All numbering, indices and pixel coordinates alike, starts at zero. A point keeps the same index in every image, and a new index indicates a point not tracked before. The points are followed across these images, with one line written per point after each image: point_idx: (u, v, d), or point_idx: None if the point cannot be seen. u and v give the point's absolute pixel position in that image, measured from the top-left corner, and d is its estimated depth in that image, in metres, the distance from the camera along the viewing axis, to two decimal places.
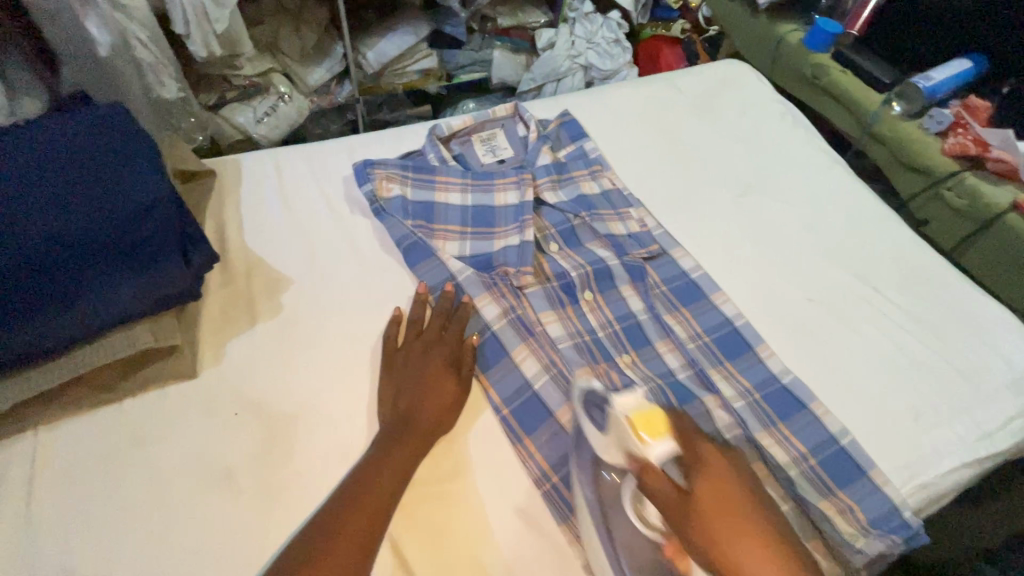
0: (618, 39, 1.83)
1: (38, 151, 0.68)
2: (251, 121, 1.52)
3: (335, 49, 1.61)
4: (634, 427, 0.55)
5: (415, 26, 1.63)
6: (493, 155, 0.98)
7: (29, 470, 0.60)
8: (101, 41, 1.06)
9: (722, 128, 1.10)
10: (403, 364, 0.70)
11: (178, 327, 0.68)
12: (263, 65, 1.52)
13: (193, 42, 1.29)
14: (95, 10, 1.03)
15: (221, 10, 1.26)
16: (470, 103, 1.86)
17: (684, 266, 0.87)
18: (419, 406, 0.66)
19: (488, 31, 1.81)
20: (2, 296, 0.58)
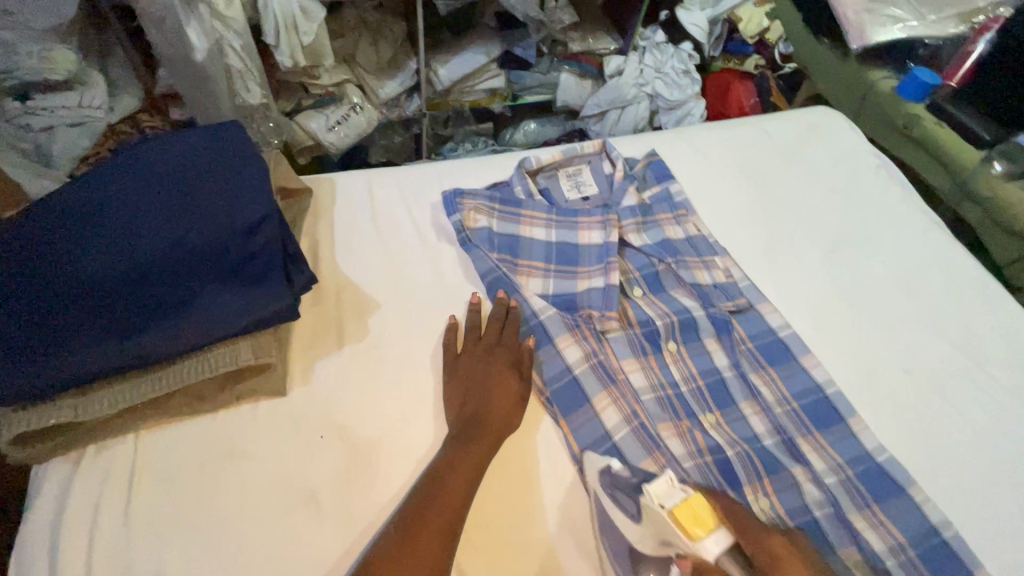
0: (688, 70, 1.82)
1: (157, 166, 0.72)
2: (323, 128, 1.58)
3: (408, 64, 1.63)
4: (680, 525, 0.56)
5: (487, 46, 1.66)
6: (579, 192, 0.97)
7: (130, 471, 0.62)
8: (198, 46, 1.22)
9: (814, 179, 1.06)
10: (461, 367, 0.72)
11: (275, 346, 0.69)
12: (340, 75, 1.56)
13: (280, 51, 1.34)
14: (197, 19, 1.19)
15: (310, 24, 1.33)
16: (532, 124, 1.92)
17: (772, 323, 0.83)
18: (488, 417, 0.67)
19: (556, 55, 1.79)
20: (128, 306, 0.62)
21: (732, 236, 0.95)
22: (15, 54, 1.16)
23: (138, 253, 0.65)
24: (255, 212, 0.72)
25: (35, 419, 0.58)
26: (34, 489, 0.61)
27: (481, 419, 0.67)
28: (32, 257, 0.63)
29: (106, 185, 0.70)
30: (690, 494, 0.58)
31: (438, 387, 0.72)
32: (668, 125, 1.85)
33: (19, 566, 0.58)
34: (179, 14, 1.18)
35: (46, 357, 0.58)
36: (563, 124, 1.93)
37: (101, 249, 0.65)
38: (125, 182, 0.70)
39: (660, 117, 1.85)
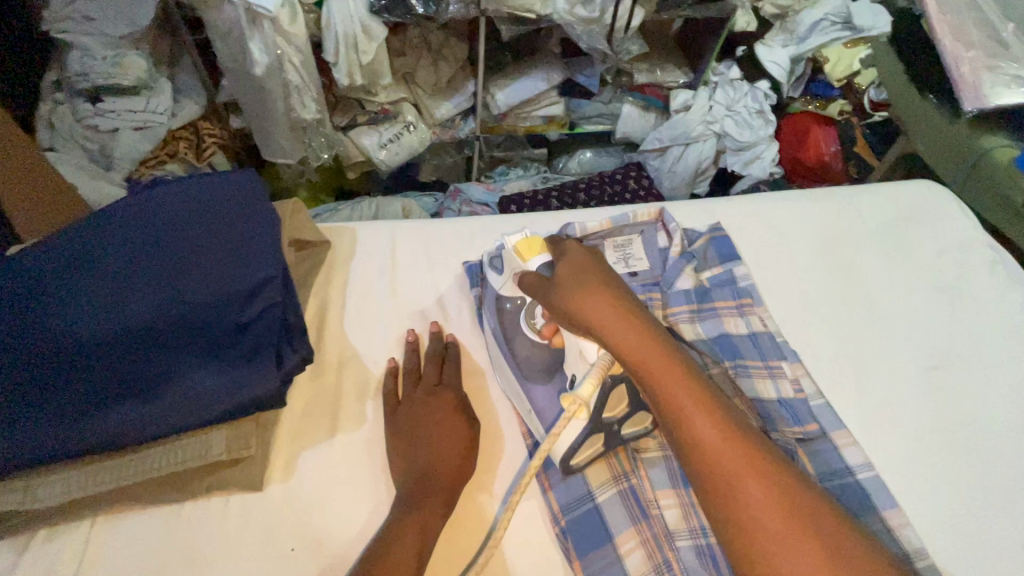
0: (762, 110, 1.64)
1: (155, 215, 0.66)
2: (376, 145, 1.53)
3: (467, 86, 1.54)
4: (517, 249, 0.66)
5: (548, 73, 1.54)
6: (626, 266, 0.84)
7: (76, 565, 0.55)
8: (259, 60, 1.22)
9: (911, 272, 0.90)
10: (404, 437, 0.64)
11: (256, 435, 0.61)
12: (396, 94, 1.50)
13: (339, 70, 1.29)
14: (260, 34, 1.18)
15: (371, 43, 1.28)
16: (587, 152, 1.81)
17: (850, 460, 0.69)
18: (427, 506, 0.58)
19: (620, 85, 1.65)
20: (97, 381, 0.56)
21: (805, 337, 0.81)
22: (91, 58, 1.24)
23: (116, 318, 0.59)
24: (258, 274, 0.65)
25: None
26: None
27: (418, 500, 0.59)
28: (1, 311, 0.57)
29: (95, 230, 0.63)
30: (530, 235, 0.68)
31: (380, 443, 0.66)
32: (734, 167, 1.70)
33: None
34: (244, 29, 1.18)
35: None
36: (620, 155, 1.82)
37: (78, 308, 0.58)
38: (117, 230, 0.64)
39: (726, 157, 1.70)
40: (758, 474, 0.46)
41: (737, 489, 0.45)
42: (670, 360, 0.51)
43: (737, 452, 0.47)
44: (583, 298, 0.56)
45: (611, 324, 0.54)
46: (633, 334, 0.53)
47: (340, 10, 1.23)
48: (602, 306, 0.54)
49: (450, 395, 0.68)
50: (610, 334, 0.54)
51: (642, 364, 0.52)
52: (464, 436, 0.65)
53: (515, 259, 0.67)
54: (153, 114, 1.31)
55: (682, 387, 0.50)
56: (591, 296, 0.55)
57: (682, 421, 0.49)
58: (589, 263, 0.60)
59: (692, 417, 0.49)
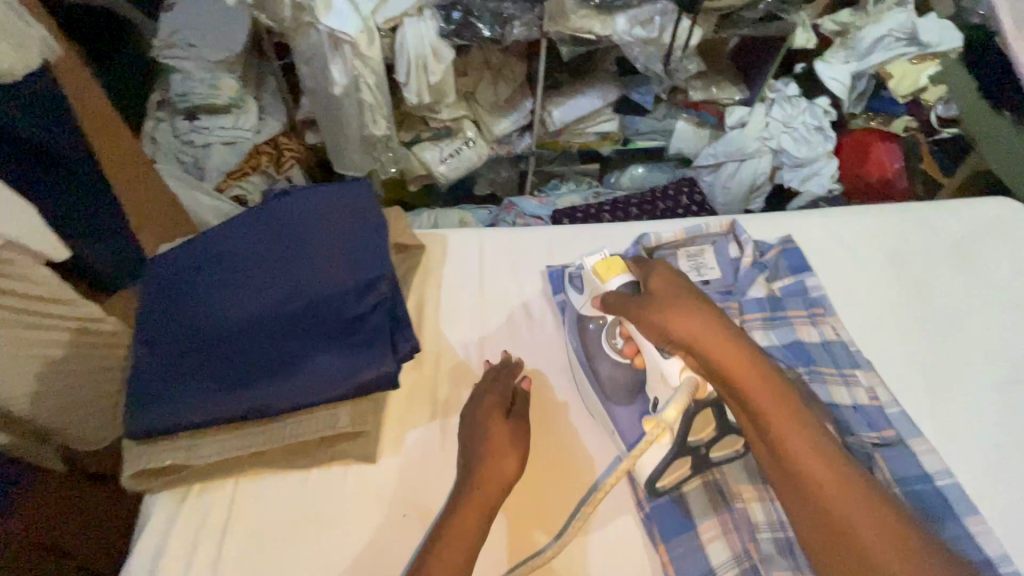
0: (821, 126, 1.66)
1: (287, 220, 0.77)
2: (436, 159, 1.63)
3: (524, 104, 1.61)
4: (596, 271, 0.69)
5: (603, 90, 1.61)
6: (698, 275, 0.88)
7: (225, 519, 0.64)
8: (338, 81, 1.34)
9: (990, 287, 0.90)
10: (468, 447, 0.67)
11: (373, 413, 0.69)
12: (458, 112, 1.59)
13: (409, 88, 1.40)
14: (340, 58, 1.32)
15: (439, 64, 1.37)
16: (640, 168, 1.86)
17: (928, 466, 0.70)
18: (473, 510, 0.61)
19: (676, 103, 1.71)
20: (249, 357, 0.66)
21: (879, 348, 0.83)
22: (192, 81, 1.44)
23: (259, 306, 0.70)
24: (371, 271, 0.73)
25: (154, 456, 0.63)
26: (141, 519, 0.65)
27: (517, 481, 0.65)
28: (171, 301, 0.70)
29: (237, 235, 0.76)
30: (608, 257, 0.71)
31: None
32: (791, 183, 1.70)
33: None
34: (327, 52, 1.30)
35: (167, 400, 0.63)
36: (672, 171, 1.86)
37: (228, 298, 0.70)
38: (254, 235, 0.75)
39: (783, 173, 1.70)
40: (859, 501, 0.52)
41: (840, 511, 0.52)
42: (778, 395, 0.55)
43: (835, 476, 0.53)
44: (684, 321, 0.57)
45: (717, 351, 0.56)
46: (738, 361, 0.55)
47: (413, 33, 1.32)
48: (705, 333, 0.56)
49: (504, 406, 0.70)
50: (716, 360, 0.56)
51: (749, 393, 0.55)
52: (519, 449, 0.66)
53: (593, 279, 0.70)
54: (240, 131, 1.49)
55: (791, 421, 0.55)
56: (698, 324, 0.56)
57: (784, 450, 0.54)
58: (679, 283, 0.62)
59: (797, 448, 0.54)
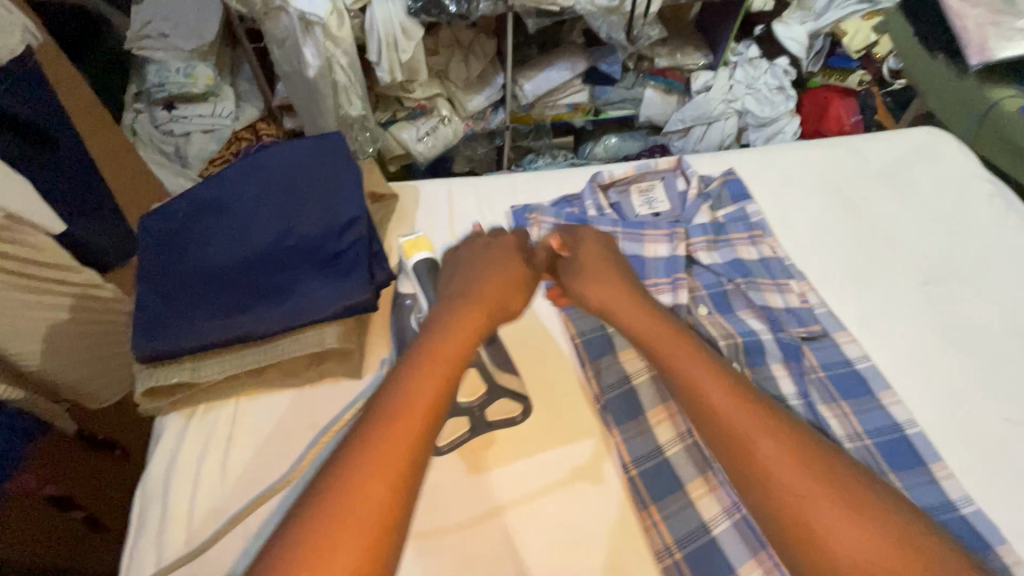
0: (782, 87, 1.75)
1: (268, 173, 0.85)
2: (412, 138, 1.69)
3: (496, 79, 1.69)
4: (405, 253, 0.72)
5: (572, 61, 1.67)
6: (650, 208, 0.98)
7: (230, 431, 0.72)
8: (311, 63, 1.41)
9: (913, 204, 0.99)
10: (466, 284, 0.64)
11: (356, 333, 0.76)
12: (431, 90, 1.65)
13: (381, 67, 1.46)
14: (312, 40, 1.38)
15: (409, 42, 1.43)
16: (613, 138, 1.93)
17: (849, 353, 0.80)
18: (469, 322, 0.58)
19: (642, 70, 1.76)
20: (240, 289, 0.74)
21: (812, 258, 0.92)
22: (168, 71, 1.50)
23: (252, 247, 0.78)
24: (351, 212, 0.82)
25: (163, 375, 0.70)
26: (156, 436, 0.72)
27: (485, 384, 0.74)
28: (168, 248, 0.78)
29: (232, 187, 0.84)
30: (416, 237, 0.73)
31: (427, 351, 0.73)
32: (757, 142, 1.81)
33: (142, 499, 0.68)
34: (298, 36, 1.37)
35: (176, 326, 0.71)
36: (644, 139, 1.93)
37: (228, 241, 0.78)
38: (244, 187, 0.83)
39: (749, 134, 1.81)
40: (773, 436, 0.56)
41: (757, 449, 0.55)
42: (687, 353, 0.64)
43: (754, 418, 0.58)
44: (600, 294, 0.71)
45: (627, 318, 0.69)
46: (653, 329, 0.67)
47: (381, 12, 1.38)
48: (622, 303, 0.70)
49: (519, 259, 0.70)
50: (628, 323, 0.69)
51: (660, 350, 0.66)
52: (515, 304, 0.65)
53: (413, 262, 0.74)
54: (219, 118, 1.56)
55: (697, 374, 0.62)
56: (607, 292, 0.71)
57: (698, 392, 0.61)
58: (602, 256, 0.77)
59: (701, 391, 0.61)
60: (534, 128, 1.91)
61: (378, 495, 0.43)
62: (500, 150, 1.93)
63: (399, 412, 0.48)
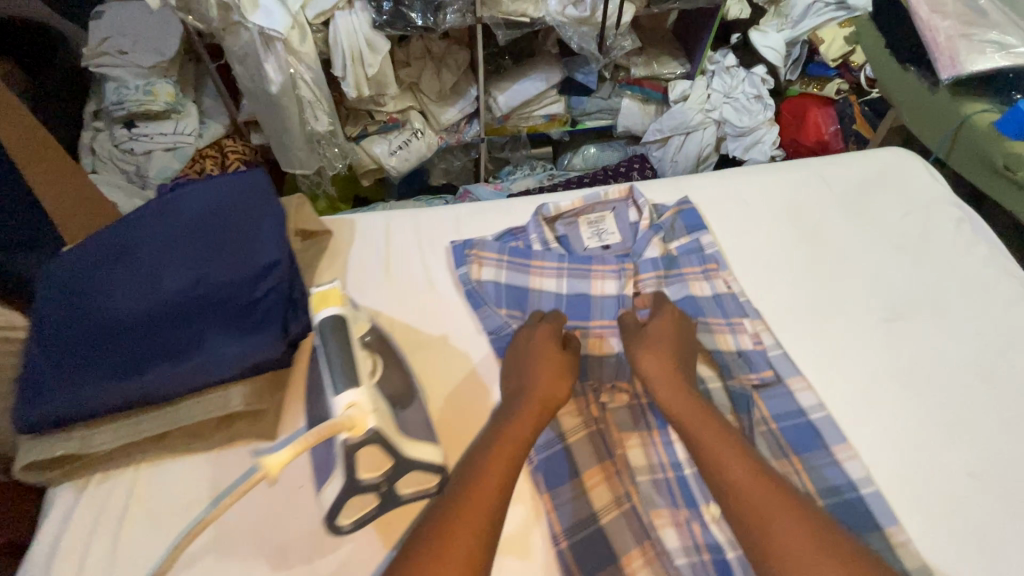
0: (760, 95, 1.65)
1: (183, 212, 0.79)
2: (386, 152, 1.62)
3: (470, 91, 1.61)
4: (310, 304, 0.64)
5: (547, 72, 1.61)
6: (599, 240, 0.93)
7: (126, 502, 0.66)
8: (274, 79, 1.34)
9: (876, 232, 0.95)
10: (525, 381, 0.70)
11: (269, 392, 0.71)
12: (403, 103, 1.57)
13: (346, 82, 1.38)
14: (273, 56, 1.31)
15: (375, 56, 1.36)
16: (592, 148, 1.87)
17: (802, 402, 0.74)
18: (522, 426, 0.64)
19: (618, 80, 1.69)
20: (142, 344, 0.68)
21: (769, 294, 0.86)
22: (127, 89, 1.42)
23: (159, 296, 0.72)
24: (270, 256, 0.76)
25: (49, 444, 0.65)
26: (47, 506, 0.67)
27: None
28: (67, 297, 0.72)
29: (143, 231, 0.77)
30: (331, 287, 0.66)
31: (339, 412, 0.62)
32: (735, 152, 1.73)
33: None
34: (259, 51, 1.29)
35: (68, 391, 0.65)
36: (624, 149, 1.88)
37: (132, 291, 0.72)
38: (156, 228, 0.77)
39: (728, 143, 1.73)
40: (793, 517, 0.56)
41: (776, 529, 0.55)
42: (714, 430, 0.63)
43: (773, 496, 0.57)
44: (649, 362, 0.70)
45: (665, 391, 0.68)
46: (685, 407, 0.66)
47: (344, 24, 1.31)
48: (664, 378, 0.68)
49: (558, 350, 0.73)
50: (665, 401, 0.67)
51: (686, 424, 0.65)
52: (562, 393, 0.69)
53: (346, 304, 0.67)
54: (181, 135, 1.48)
55: (722, 448, 0.62)
56: (659, 367, 0.69)
57: (719, 471, 0.60)
58: (672, 329, 0.75)
59: (721, 464, 0.60)
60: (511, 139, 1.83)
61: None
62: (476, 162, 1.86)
63: (455, 529, 0.53)
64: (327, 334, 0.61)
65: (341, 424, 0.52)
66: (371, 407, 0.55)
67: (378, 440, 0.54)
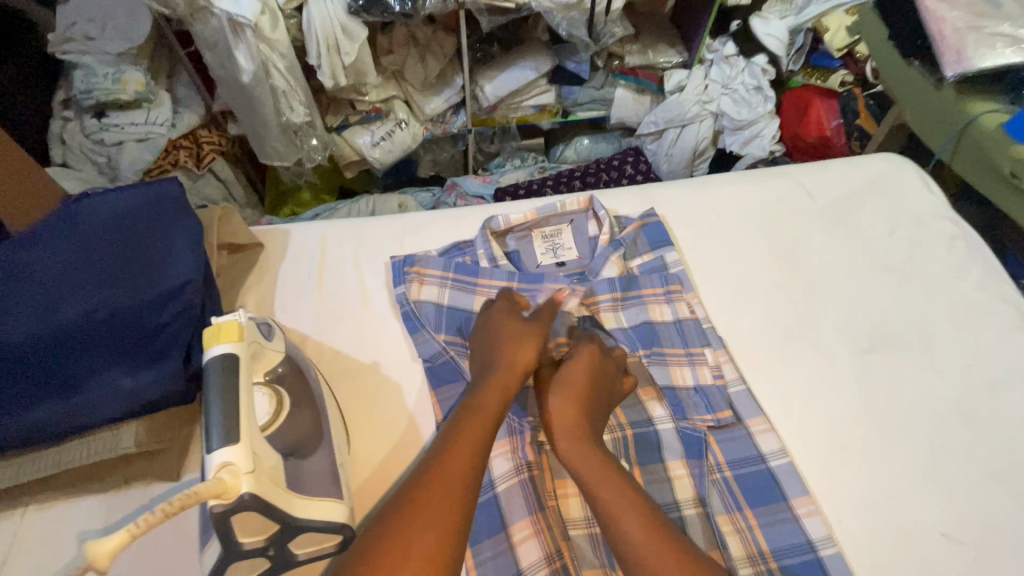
0: (761, 86, 1.52)
1: (88, 226, 0.72)
2: (369, 144, 1.47)
3: (455, 79, 1.46)
4: (206, 341, 0.56)
5: (537, 60, 1.46)
6: (553, 256, 0.86)
7: (8, 548, 0.62)
8: (245, 68, 1.18)
9: (859, 249, 0.86)
10: (490, 357, 0.66)
11: (170, 429, 0.65)
12: (387, 91, 1.43)
13: (322, 72, 1.24)
14: (245, 42, 1.15)
15: (352, 44, 1.22)
16: (585, 139, 1.73)
17: (763, 447, 0.67)
18: (490, 398, 0.61)
19: (611, 69, 1.56)
20: (25, 376, 0.62)
21: (736, 319, 0.78)
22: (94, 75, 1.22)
23: (51, 320, 0.65)
24: (180, 276, 0.69)
25: None
26: None
27: None
28: None
29: (40, 245, 0.70)
30: (232, 322, 0.57)
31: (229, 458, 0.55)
32: (732, 147, 1.60)
33: None
34: (228, 37, 1.14)
35: None
36: (618, 142, 1.73)
37: (18, 312, 0.65)
38: (54, 244, 0.70)
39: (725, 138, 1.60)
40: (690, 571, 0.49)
41: None
42: (610, 475, 0.57)
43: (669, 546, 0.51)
44: (555, 412, 0.62)
45: (564, 439, 0.61)
46: (582, 454, 0.59)
47: (318, 11, 1.17)
48: (566, 423, 0.61)
49: (519, 323, 0.69)
50: (564, 451, 0.60)
51: (583, 473, 0.58)
52: (528, 359, 0.66)
53: (252, 332, 0.59)
54: (153, 126, 1.28)
55: (618, 499, 0.55)
56: (564, 406, 0.62)
57: (614, 521, 0.54)
58: (598, 363, 0.67)
59: (616, 513, 0.54)
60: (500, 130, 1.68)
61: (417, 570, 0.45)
62: (465, 153, 1.70)
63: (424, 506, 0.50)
64: (214, 377, 0.53)
65: (208, 490, 0.45)
66: (247, 468, 0.48)
67: (257, 505, 0.48)
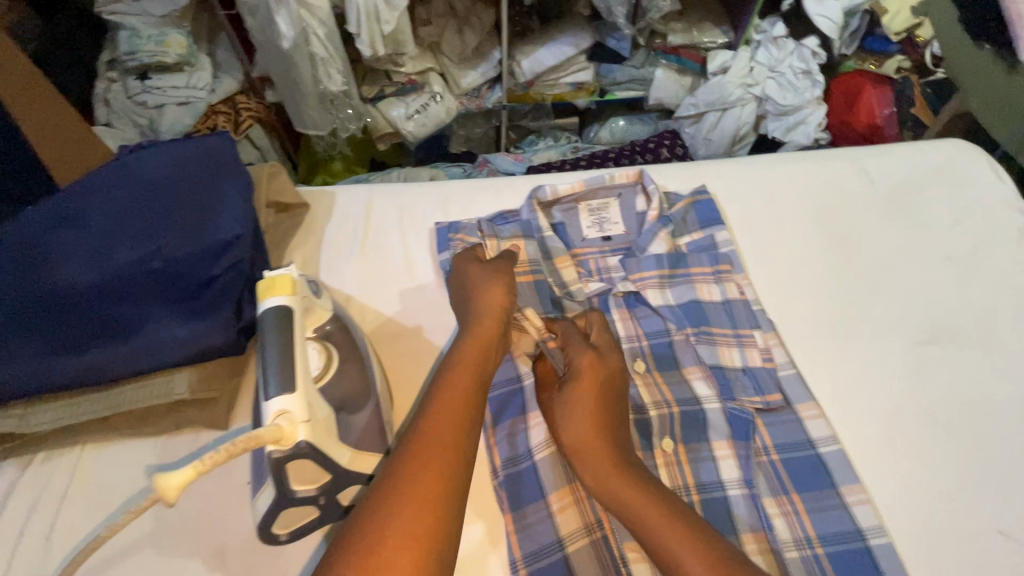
0: (809, 70, 1.45)
1: (141, 176, 0.73)
2: (402, 116, 1.45)
3: (493, 54, 1.43)
4: (261, 294, 0.55)
5: (576, 37, 1.42)
6: (599, 230, 0.84)
7: (68, 483, 0.64)
8: (285, 34, 1.17)
9: (921, 237, 0.82)
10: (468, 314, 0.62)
11: (220, 380, 0.66)
12: (423, 64, 1.41)
13: (361, 38, 1.22)
14: (286, 8, 1.14)
15: (393, 11, 1.20)
16: (620, 120, 1.66)
17: (812, 433, 0.65)
18: (471, 349, 0.57)
19: (653, 48, 1.50)
20: (84, 318, 0.63)
21: (787, 303, 0.76)
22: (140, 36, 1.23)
23: (107, 264, 0.66)
24: (230, 229, 0.69)
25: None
26: None
27: None
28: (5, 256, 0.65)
29: (94, 192, 0.71)
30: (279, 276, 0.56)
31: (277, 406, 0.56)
32: (774, 133, 1.52)
33: None
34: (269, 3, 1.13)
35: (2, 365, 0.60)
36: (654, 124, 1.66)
37: (75, 257, 0.66)
38: (109, 191, 0.71)
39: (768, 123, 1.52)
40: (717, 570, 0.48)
41: None
42: (626, 477, 0.54)
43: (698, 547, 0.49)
44: (570, 423, 0.58)
45: (581, 444, 0.57)
46: (600, 459, 0.56)
47: None
48: (581, 430, 0.58)
49: (496, 279, 0.66)
50: (580, 461, 0.56)
51: (602, 480, 0.55)
52: (503, 309, 0.62)
53: (303, 289, 0.58)
54: (193, 90, 1.29)
55: (641, 507, 0.52)
56: (578, 411, 0.59)
57: (639, 527, 0.52)
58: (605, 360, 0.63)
59: (647, 519, 0.52)
60: (534, 107, 1.65)
61: (398, 547, 0.41)
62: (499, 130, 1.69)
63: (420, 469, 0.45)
64: (270, 330, 0.53)
65: (268, 435, 0.47)
66: (303, 418, 0.49)
67: (310, 453, 0.49)
